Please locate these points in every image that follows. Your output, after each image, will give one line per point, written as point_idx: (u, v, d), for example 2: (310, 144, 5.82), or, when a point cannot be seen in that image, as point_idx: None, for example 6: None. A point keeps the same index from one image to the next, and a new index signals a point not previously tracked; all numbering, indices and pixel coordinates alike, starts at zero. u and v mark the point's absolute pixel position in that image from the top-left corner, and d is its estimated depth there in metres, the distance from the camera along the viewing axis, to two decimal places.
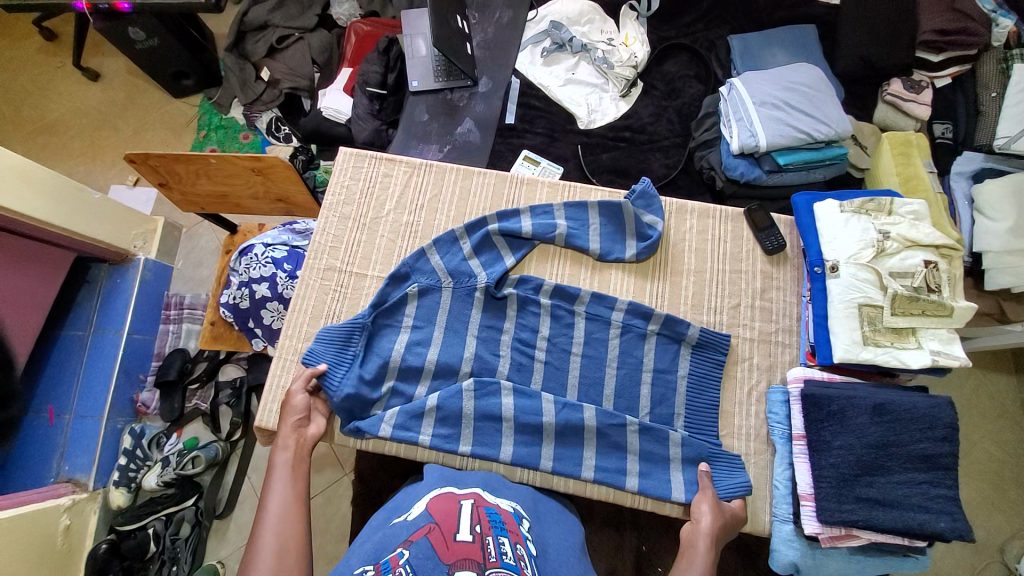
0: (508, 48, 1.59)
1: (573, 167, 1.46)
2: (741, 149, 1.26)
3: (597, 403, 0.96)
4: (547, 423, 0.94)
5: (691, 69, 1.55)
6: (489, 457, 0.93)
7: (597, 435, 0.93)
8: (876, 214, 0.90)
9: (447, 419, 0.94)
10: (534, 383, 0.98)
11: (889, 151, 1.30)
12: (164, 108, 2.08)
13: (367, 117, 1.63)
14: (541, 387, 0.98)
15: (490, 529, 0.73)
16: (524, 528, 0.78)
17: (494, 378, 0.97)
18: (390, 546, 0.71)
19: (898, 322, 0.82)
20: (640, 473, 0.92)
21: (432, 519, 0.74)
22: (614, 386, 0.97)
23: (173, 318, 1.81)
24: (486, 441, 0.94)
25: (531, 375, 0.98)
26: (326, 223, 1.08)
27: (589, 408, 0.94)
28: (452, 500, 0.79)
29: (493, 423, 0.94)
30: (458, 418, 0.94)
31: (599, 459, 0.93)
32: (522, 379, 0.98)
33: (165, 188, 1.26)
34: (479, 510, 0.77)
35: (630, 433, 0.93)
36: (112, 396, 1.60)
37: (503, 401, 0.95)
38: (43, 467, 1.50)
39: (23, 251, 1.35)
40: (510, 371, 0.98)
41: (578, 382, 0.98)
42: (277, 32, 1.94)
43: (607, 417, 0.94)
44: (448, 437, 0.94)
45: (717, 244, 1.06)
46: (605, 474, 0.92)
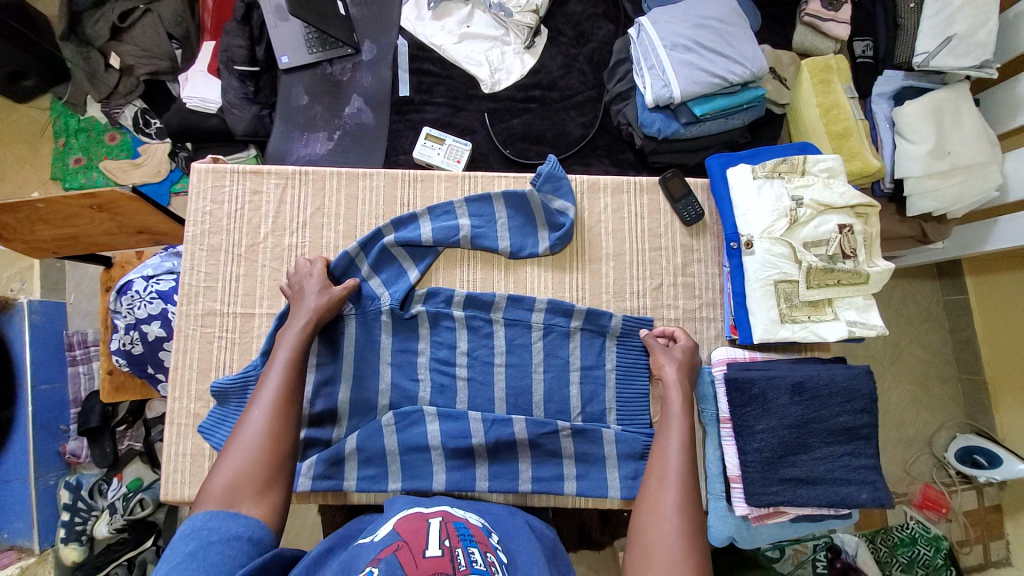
0: (390, 3, 1.37)
1: (483, 138, 1.32)
2: (656, 102, 1.15)
3: (528, 412, 0.91)
4: (478, 444, 0.88)
5: (599, 6, 1.38)
6: (422, 489, 0.88)
7: (530, 446, 0.90)
8: (790, 175, 0.87)
9: (371, 458, 0.88)
10: (460, 404, 0.91)
11: (810, 80, 1.23)
12: (9, 116, 1.74)
13: (242, 102, 1.38)
14: (467, 406, 0.91)
15: (459, 541, 0.63)
16: (494, 539, 0.69)
17: (415, 406, 0.90)
18: (351, 566, 0.60)
19: (814, 295, 0.83)
20: (577, 476, 0.90)
21: (399, 537, 0.63)
22: (542, 391, 0.92)
23: (81, 359, 1.53)
24: (417, 474, 0.88)
25: (455, 396, 0.91)
26: (194, 261, 0.93)
27: (518, 420, 0.89)
28: (420, 519, 0.69)
29: (421, 454, 0.88)
30: (382, 456, 0.88)
31: (535, 470, 0.90)
32: (446, 401, 0.91)
33: (1, 241, 1.08)
34: (448, 526, 0.67)
35: (564, 438, 0.90)
36: (33, 455, 1.43)
37: (428, 428, 0.88)
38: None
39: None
40: (432, 395, 0.92)
41: (505, 394, 0.92)
42: (117, 7, 1.59)
43: (538, 427, 0.89)
44: (375, 478, 0.88)
45: (634, 221, 0.98)
46: (542, 484, 0.90)
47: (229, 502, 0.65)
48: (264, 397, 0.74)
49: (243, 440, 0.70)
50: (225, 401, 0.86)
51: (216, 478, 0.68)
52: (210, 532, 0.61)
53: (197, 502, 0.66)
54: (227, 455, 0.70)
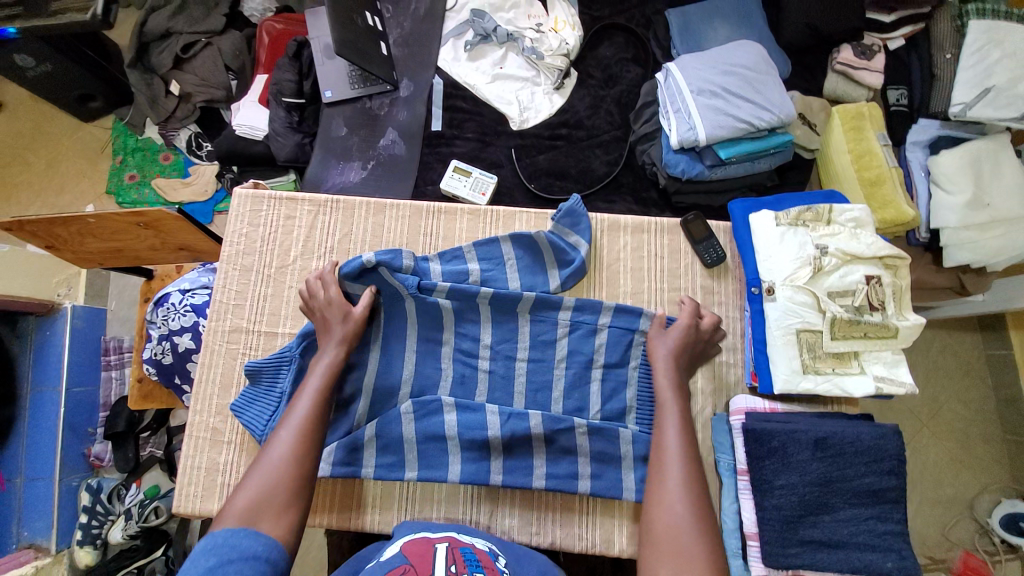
0: (429, 44, 1.45)
1: (509, 173, 1.35)
2: (681, 144, 1.17)
3: (546, 407, 0.90)
4: (493, 437, 0.87)
5: (629, 51, 1.43)
6: (437, 479, 0.88)
7: (546, 441, 0.88)
8: (815, 223, 0.86)
9: (389, 446, 0.88)
10: (478, 395, 0.91)
11: (840, 127, 1.22)
12: (75, 134, 1.90)
13: (286, 131, 1.47)
14: (486, 398, 0.91)
15: (466, 566, 0.63)
16: (501, 564, 0.69)
17: (435, 395, 0.90)
18: None
19: (839, 347, 0.80)
20: (591, 475, 0.88)
21: (407, 560, 0.63)
22: (563, 387, 0.91)
23: (115, 364, 1.62)
24: (433, 464, 0.88)
25: (475, 387, 0.92)
26: (227, 279, 0.97)
27: (534, 415, 0.88)
28: (427, 543, 0.69)
29: (437, 444, 0.88)
30: (400, 445, 0.88)
31: (549, 467, 0.88)
32: (466, 392, 0.91)
33: (54, 250, 1.16)
34: (454, 551, 0.67)
35: (580, 436, 0.88)
36: (60, 456, 1.48)
37: (445, 418, 0.88)
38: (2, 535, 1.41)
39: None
40: (452, 386, 0.91)
41: (525, 388, 0.91)
42: (181, 40, 1.75)
43: (554, 422, 0.88)
44: (393, 465, 0.88)
45: (653, 261, 0.98)
46: (555, 481, 0.88)
47: (251, 522, 0.68)
48: (290, 423, 0.78)
49: (266, 465, 0.73)
50: (256, 381, 0.90)
51: (240, 497, 0.71)
52: (230, 550, 0.62)
53: (219, 520, 0.69)
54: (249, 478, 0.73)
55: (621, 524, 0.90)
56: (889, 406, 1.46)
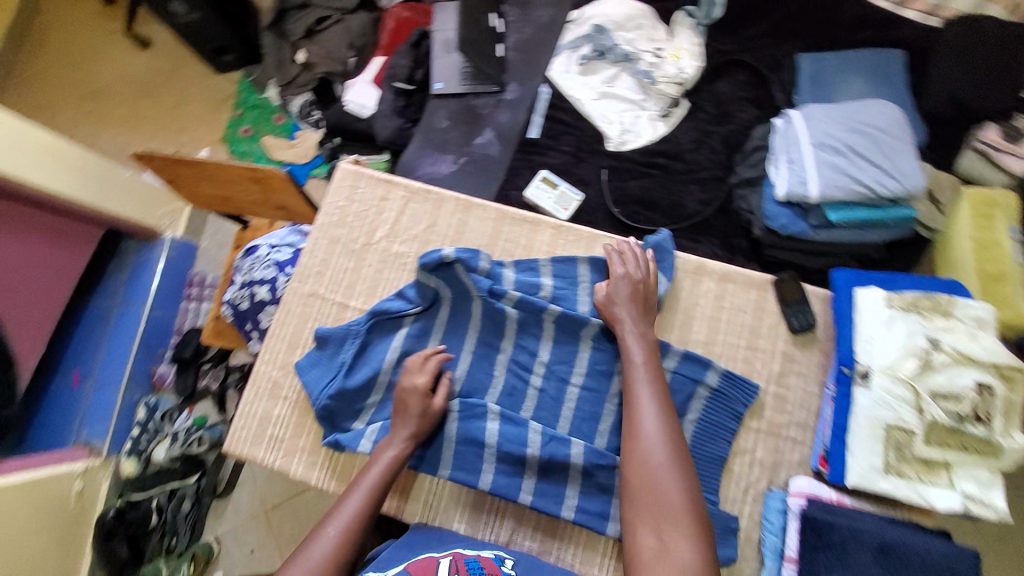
0: (544, 52, 1.46)
1: (595, 193, 1.33)
2: (788, 197, 1.10)
3: (590, 439, 0.88)
4: (531, 456, 0.86)
5: (747, 90, 1.36)
6: (467, 482, 0.87)
7: (583, 474, 0.86)
8: (930, 313, 0.77)
9: (428, 439, 0.88)
10: (525, 410, 0.90)
11: (967, 210, 1.10)
12: (206, 82, 2.09)
13: (391, 114, 1.54)
14: (531, 415, 0.90)
15: None
16: (507, 567, 0.71)
17: (482, 401, 0.89)
18: None
19: (930, 454, 0.72)
20: None
21: None
22: (611, 422, 0.88)
23: (195, 297, 1.78)
24: (466, 467, 0.87)
25: (522, 401, 0.90)
26: (316, 246, 1.02)
27: (577, 443, 0.86)
28: (430, 559, 0.71)
29: (474, 448, 0.87)
30: (439, 440, 0.88)
31: (581, 500, 0.86)
32: (513, 404, 0.90)
33: (174, 185, 1.28)
34: (458, 561, 0.70)
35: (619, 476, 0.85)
36: (129, 369, 1.58)
37: (488, 426, 0.87)
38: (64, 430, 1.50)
39: (55, 227, 1.39)
40: (501, 395, 0.91)
41: (572, 415, 0.89)
42: (317, 14, 1.90)
43: (597, 457, 0.85)
44: (426, 457, 0.88)
45: (735, 314, 0.92)
46: (585, 516, 0.85)
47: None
48: (341, 511, 0.76)
49: (312, 551, 0.72)
50: (324, 346, 0.94)
51: None
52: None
53: None
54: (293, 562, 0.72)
55: None
56: None
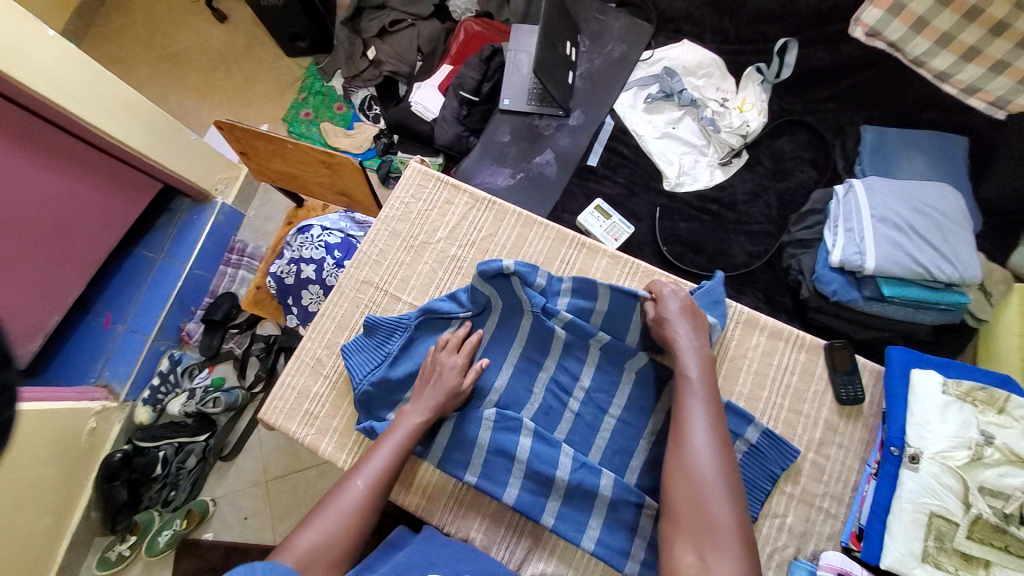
0: (612, 84, 1.49)
1: (645, 229, 1.34)
2: (842, 263, 1.09)
3: (620, 472, 0.87)
4: (560, 479, 0.85)
5: (808, 152, 1.38)
6: (493, 494, 0.87)
7: (608, 507, 0.85)
8: (984, 406, 0.76)
9: (461, 444, 0.89)
10: (559, 432, 0.90)
11: (1018, 305, 1.08)
12: (276, 63, 2.16)
13: (453, 121, 1.58)
14: (565, 438, 0.90)
15: None
16: None
17: (518, 415, 0.89)
18: None
19: (972, 549, 0.69)
20: (643, 562, 0.83)
21: None
22: (643, 459, 0.87)
23: (234, 263, 1.79)
24: (494, 478, 0.87)
25: (557, 423, 0.90)
26: (376, 235, 1.05)
27: (607, 475, 0.85)
28: None
29: (504, 461, 0.87)
30: (471, 447, 0.88)
31: (603, 533, 0.84)
32: (547, 424, 0.90)
33: (244, 156, 1.33)
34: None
35: (645, 517, 0.83)
36: (161, 321, 1.62)
37: (520, 441, 0.87)
38: (87, 367, 1.53)
39: (122, 176, 1.44)
40: (537, 413, 0.91)
41: (605, 446, 0.89)
42: (392, 16, 1.95)
43: (625, 492, 0.84)
44: (457, 461, 0.88)
45: (782, 373, 0.91)
46: (604, 551, 0.84)
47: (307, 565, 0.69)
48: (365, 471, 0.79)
49: (336, 506, 0.75)
50: (371, 334, 0.95)
51: (304, 535, 0.72)
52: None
53: (280, 549, 0.71)
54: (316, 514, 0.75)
55: None
56: None
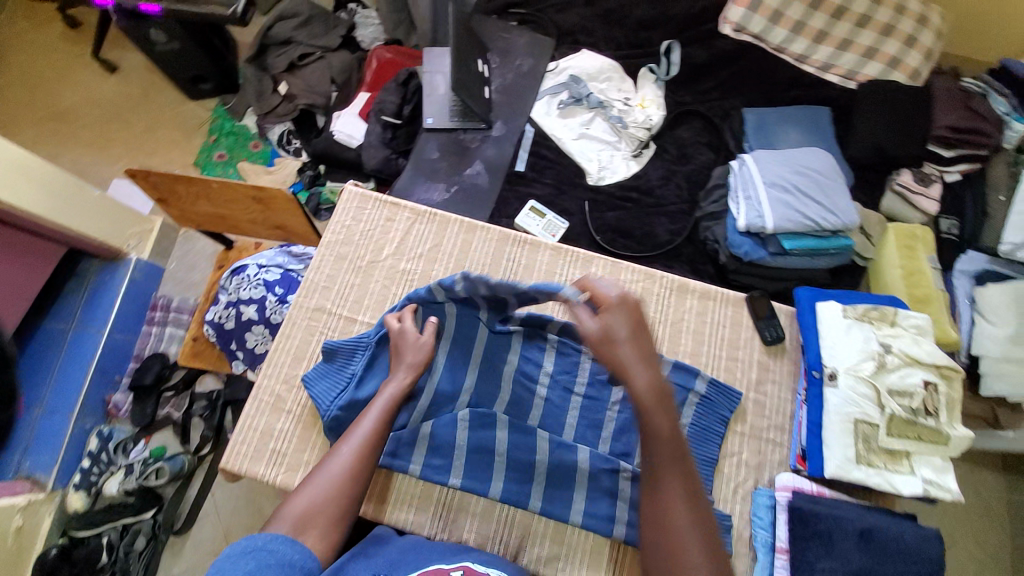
0: (526, 95, 1.60)
1: (578, 222, 1.44)
2: (748, 228, 1.26)
3: (593, 444, 0.94)
4: (540, 462, 0.91)
5: (704, 137, 1.56)
6: (477, 491, 0.90)
7: (588, 479, 0.91)
8: (879, 322, 0.90)
9: (440, 448, 0.91)
10: (532, 419, 0.95)
11: (894, 244, 1.30)
12: (178, 108, 2.06)
13: (379, 145, 1.61)
14: (538, 423, 0.95)
15: None
16: None
17: (492, 411, 0.93)
18: None
19: (893, 444, 0.83)
20: (628, 522, 0.89)
21: None
22: (612, 428, 0.95)
23: (158, 321, 1.68)
24: (477, 475, 0.91)
25: (529, 410, 0.96)
26: (322, 262, 1.05)
27: (583, 450, 0.92)
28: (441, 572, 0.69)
29: (484, 457, 0.91)
30: (451, 449, 0.91)
31: (588, 504, 0.90)
32: (519, 414, 0.95)
33: (163, 203, 1.27)
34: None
35: (623, 480, 0.90)
36: (83, 396, 1.48)
37: (497, 434, 0.91)
38: (3, 462, 1.38)
39: (20, 244, 1.34)
40: (508, 405, 0.95)
41: (576, 423, 0.95)
42: (299, 50, 1.96)
43: (601, 461, 0.91)
44: (439, 468, 0.91)
45: (716, 328, 1.03)
46: (593, 521, 0.89)
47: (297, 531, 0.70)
48: (348, 441, 0.79)
49: (324, 474, 0.76)
50: (332, 360, 0.96)
51: (296, 501, 0.74)
52: (269, 555, 0.63)
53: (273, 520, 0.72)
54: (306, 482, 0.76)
55: None
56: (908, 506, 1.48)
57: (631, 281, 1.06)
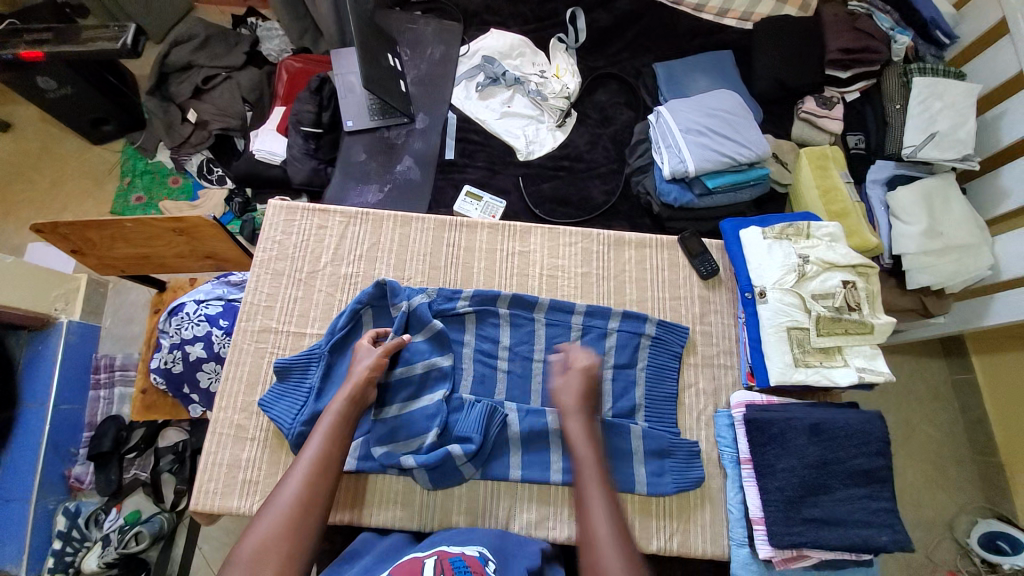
0: (443, 83, 1.60)
1: (516, 199, 1.47)
2: (673, 174, 1.31)
3: (561, 405, 0.96)
4: (513, 432, 0.93)
5: (621, 97, 1.61)
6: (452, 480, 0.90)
7: (561, 438, 0.94)
8: (797, 237, 0.97)
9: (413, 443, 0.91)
10: (498, 394, 0.97)
11: (808, 166, 1.38)
12: (83, 155, 1.93)
13: (304, 157, 1.56)
14: (505, 396, 0.97)
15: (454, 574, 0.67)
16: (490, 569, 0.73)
17: (458, 394, 0.94)
18: None
19: (825, 342, 0.90)
20: (605, 470, 0.93)
21: None
22: None
23: (105, 382, 1.58)
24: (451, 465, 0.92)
25: (494, 386, 0.97)
26: (258, 282, 1.03)
27: (552, 411, 0.94)
28: (416, 560, 0.73)
29: None
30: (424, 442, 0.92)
31: (565, 461, 0.93)
32: (485, 390, 0.96)
33: (79, 254, 1.20)
34: (443, 562, 0.72)
35: None
36: (39, 475, 1.39)
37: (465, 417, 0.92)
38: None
39: None
40: (472, 384, 0.96)
41: (541, 387, 0.97)
42: (202, 73, 1.87)
43: (570, 418, 0.94)
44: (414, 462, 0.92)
45: (655, 273, 1.08)
46: (572, 476, 0.92)
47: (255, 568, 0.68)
48: (300, 466, 0.79)
49: (278, 502, 0.75)
50: (287, 377, 0.94)
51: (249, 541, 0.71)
52: None
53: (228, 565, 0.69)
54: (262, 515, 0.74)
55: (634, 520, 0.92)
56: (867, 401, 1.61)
57: (571, 243, 1.09)
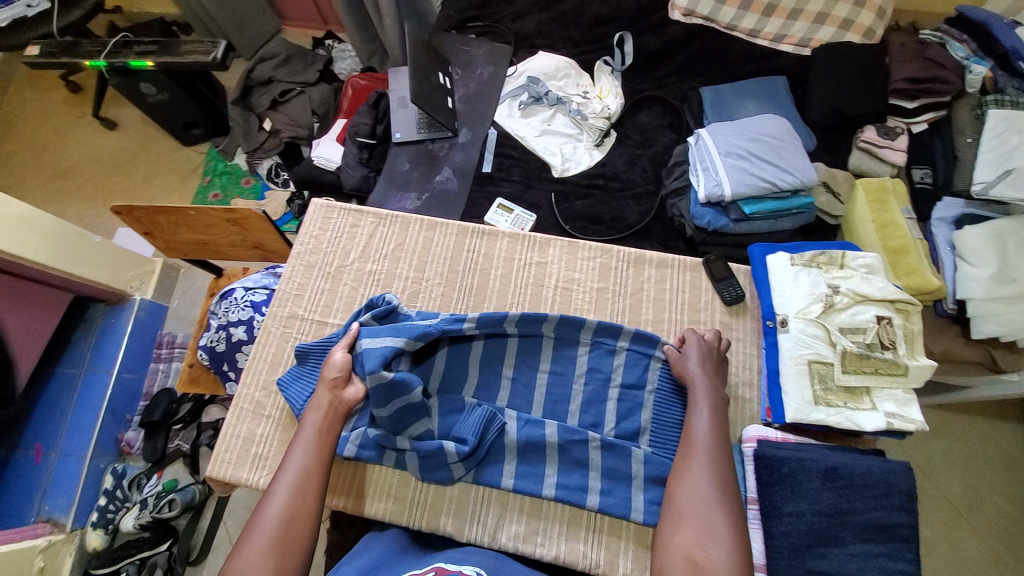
0: (489, 101, 1.67)
1: (547, 214, 1.48)
2: (708, 198, 1.28)
3: (562, 419, 0.95)
4: (509, 440, 0.92)
5: (664, 120, 1.59)
6: (442, 480, 0.90)
7: (558, 451, 0.92)
8: (829, 266, 0.93)
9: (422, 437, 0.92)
10: (500, 399, 0.97)
11: (863, 198, 1.28)
12: (174, 155, 2.19)
13: (356, 165, 1.66)
14: (507, 403, 0.97)
15: None
16: None
17: (460, 396, 0.96)
18: None
19: (851, 380, 0.84)
20: (600, 490, 0.90)
21: None
22: (580, 401, 0.96)
23: (164, 357, 1.77)
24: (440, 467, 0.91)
25: (498, 391, 0.97)
26: (292, 272, 1.11)
27: (551, 424, 0.93)
28: None
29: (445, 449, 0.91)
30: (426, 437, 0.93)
31: (561, 477, 0.91)
32: (488, 396, 0.97)
33: (150, 236, 1.37)
34: None
35: (592, 450, 0.91)
36: (96, 436, 1.53)
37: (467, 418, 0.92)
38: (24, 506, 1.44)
39: (38, 294, 1.45)
40: (477, 386, 0.98)
41: (544, 398, 0.97)
42: (281, 87, 2.07)
43: (569, 433, 0.92)
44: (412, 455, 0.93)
45: (675, 294, 1.05)
46: (565, 492, 0.90)
47: None
48: (283, 482, 0.81)
49: (264, 518, 0.77)
50: (305, 361, 0.99)
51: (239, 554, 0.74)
52: None
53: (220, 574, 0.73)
54: (248, 531, 0.76)
55: (627, 548, 0.89)
56: (923, 462, 1.43)
57: (589, 258, 1.09)
